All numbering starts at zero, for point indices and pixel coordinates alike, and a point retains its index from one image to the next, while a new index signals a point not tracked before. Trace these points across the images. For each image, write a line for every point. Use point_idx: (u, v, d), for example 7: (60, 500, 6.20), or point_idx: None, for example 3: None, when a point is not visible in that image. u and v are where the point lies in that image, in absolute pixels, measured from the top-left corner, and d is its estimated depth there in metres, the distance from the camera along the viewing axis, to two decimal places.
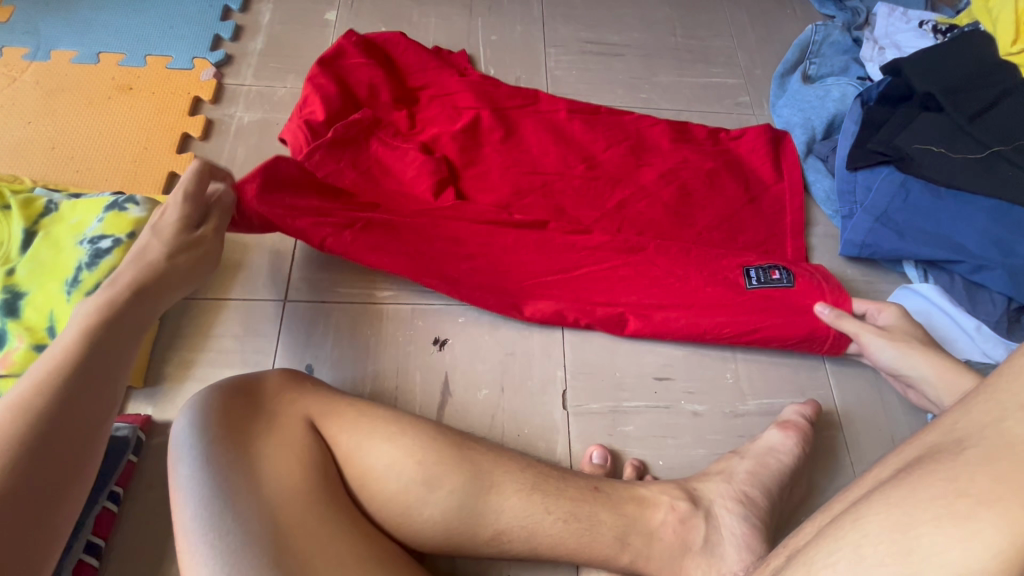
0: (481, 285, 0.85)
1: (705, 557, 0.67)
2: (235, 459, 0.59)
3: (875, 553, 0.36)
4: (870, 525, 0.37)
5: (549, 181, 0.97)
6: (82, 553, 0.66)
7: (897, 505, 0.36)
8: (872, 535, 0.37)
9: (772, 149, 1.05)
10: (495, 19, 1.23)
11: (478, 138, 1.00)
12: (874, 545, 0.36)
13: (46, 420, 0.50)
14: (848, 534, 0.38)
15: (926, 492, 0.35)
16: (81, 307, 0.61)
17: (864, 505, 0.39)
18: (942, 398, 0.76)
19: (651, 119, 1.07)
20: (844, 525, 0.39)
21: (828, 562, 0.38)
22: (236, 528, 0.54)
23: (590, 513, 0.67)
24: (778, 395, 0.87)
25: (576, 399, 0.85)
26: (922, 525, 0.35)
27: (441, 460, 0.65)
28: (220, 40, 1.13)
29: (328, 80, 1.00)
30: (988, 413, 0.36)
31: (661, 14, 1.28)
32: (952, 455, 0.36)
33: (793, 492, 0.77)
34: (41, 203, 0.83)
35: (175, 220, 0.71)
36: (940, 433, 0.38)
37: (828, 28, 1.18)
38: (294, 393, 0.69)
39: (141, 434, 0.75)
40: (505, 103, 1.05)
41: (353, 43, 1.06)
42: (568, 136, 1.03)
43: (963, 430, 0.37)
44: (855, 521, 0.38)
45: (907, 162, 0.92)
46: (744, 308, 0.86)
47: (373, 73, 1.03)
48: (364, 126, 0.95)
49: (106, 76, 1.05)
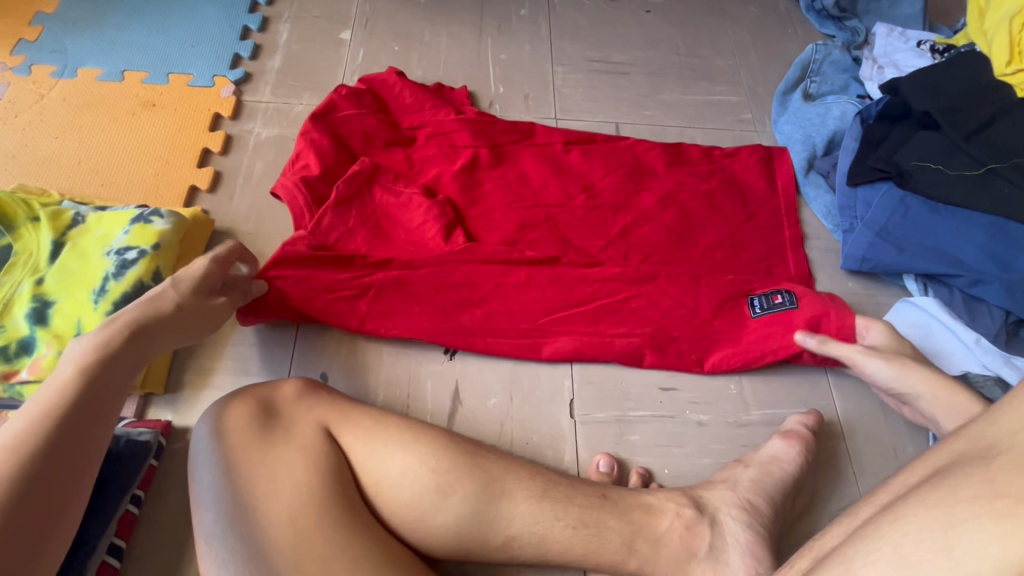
0: (503, 324, 0.88)
1: (711, 563, 0.69)
2: (256, 468, 0.62)
3: (916, 550, 0.38)
4: (908, 523, 0.40)
5: (552, 213, 0.99)
6: (105, 555, 0.68)
7: (937, 506, 0.40)
8: (911, 533, 0.39)
9: (767, 165, 1.08)
10: (505, 39, 1.27)
11: (480, 172, 1.03)
12: (915, 543, 0.39)
13: (37, 466, 0.53)
14: (887, 532, 0.40)
15: (963, 493, 0.39)
16: (79, 346, 0.64)
17: (901, 507, 0.42)
18: (939, 414, 0.78)
19: (647, 143, 1.09)
20: (882, 526, 0.41)
21: (867, 560, 0.40)
22: (257, 533, 0.58)
23: (598, 520, 0.68)
24: (780, 406, 0.89)
25: (583, 408, 0.87)
26: (961, 523, 0.38)
27: (454, 468, 0.67)
28: (239, 59, 1.17)
29: (322, 134, 1.00)
30: (1016, 422, 0.41)
31: (665, 34, 1.32)
32: (986, 462, 0.40)
33: (796, 500, 0.79)
34: (69, 215, 0.87)
35: (193, 279, 0.73)
36: (970, 442, 0.44)
37: (828, 47, 1.22)
38: (311, 401, 0.71)
39: (163, 438, 0.77)
40: (501, 141, 1.07)
41: (343, 96, 1.07)
42: (574, 155, 1.07)
43: (993, 438, 0.42)
44: (895, 521, 0.41)
45: (905, 178, 0.94)
46: (751, 335, 0.89)
47: (367, 122, 1.04)
48: (361, 182, 0.95)
49: (131, 93, 1.09)
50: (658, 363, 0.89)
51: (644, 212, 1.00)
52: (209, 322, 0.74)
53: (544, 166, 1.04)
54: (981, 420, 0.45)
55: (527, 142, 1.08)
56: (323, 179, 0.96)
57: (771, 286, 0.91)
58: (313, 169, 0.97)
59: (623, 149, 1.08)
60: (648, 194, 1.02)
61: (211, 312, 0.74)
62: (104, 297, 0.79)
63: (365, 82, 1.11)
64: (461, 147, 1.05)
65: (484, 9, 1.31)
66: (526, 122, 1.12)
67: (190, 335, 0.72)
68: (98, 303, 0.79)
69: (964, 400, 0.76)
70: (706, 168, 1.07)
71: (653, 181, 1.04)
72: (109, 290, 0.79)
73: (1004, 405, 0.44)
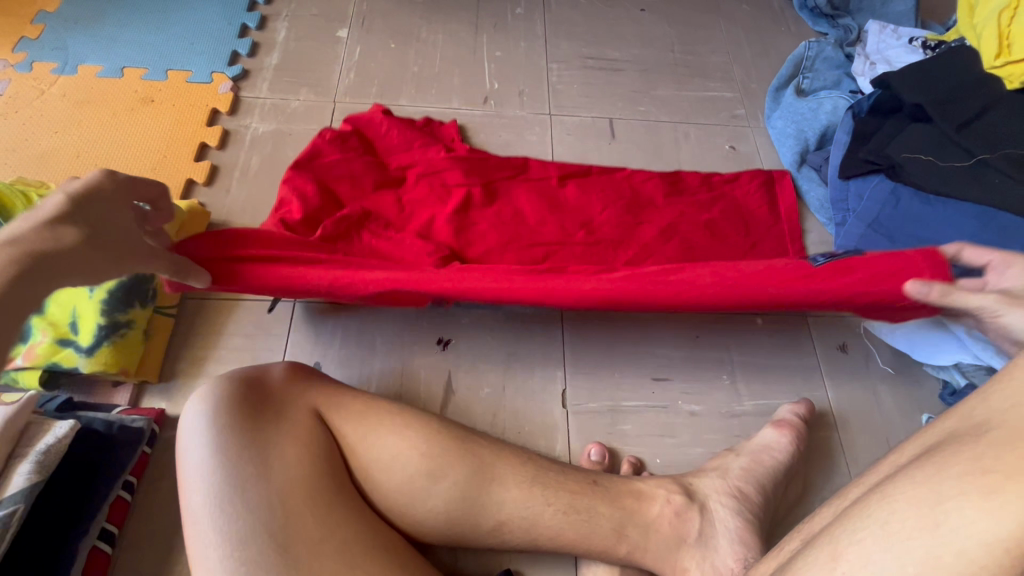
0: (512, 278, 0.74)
1: (699, 549, 0.69)
2: (243, 450, 0.62)
3: (904, 527, 0.37)
4: (896, 501, 0.39)
5: (552, 252, 0.95)
6: (96, 540, 0.68)
7: (924, 482, 0.38)
8: (899, 511, 0.38)
9: (768, 195, 1.06)
10: (500, 36, 1.28)
11: (473, 212, 0.99)
12: (902, 520, 0.38)
13: None
14: (875, 510, 0.39)
15: (953, 469, 0.38)
16: None
17: (891, 485, 0.40)
18: None
19: (644, 173, 1.07)
20: (870, 504, 0.40)
21: (855, 538, 0.39)
22: (247, 514, 0.58)
23: (588, 505, 0.68)
24: (773, 395, 0.89)
25: (576, 398, 0.87)
26: (948, 500, 0.37)
27: (445, 452, 0.67)
28: (237, 56, 1.19)
29: (309, 179, 0.96)
30: (1006, 400, 0.40)
31: (659, 31, 1.33)
32: (976, 437, 0.39)
33: (788, 489, 0.79)
34: None
35: (89, 202, 0.58)
36: (960, 420, 0.42)
37: (821, 44, 1.22)
38: (302, 386, 0.71)
39: (156, 426, 0.77)
40: (493, 179, 1.04)
41: (327, 139, 1.03)
42: (571, 190, 1.04)
43: (983, 417, 0.41)
44: (882, 499, 0.40)
45: (896, 170, 0.95)
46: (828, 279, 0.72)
47: (355, 167, 1.00)
48: (348, 229, 0.91)
49: (129, 89, 1.10)
50: (728, 302, 0.74)
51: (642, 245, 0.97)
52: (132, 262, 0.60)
53: (538, 200, 1.02)
54: (972, 399, 0.43)
55: (519, 180, 1.04)
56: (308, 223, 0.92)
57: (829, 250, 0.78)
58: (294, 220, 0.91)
59: (620, 182, 1.06)
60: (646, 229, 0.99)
61: (124, 248, 0.59)
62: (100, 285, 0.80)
63: (349, 121, 1.08)
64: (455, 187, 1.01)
65: (480, 8, 1.33)
66: (519, 155, 1.10)
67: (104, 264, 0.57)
68: (93, 291, 0.79)
69: None
70: (707, 194, 1.05)
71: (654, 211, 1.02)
72: None
73: (994, 384, 0.43)
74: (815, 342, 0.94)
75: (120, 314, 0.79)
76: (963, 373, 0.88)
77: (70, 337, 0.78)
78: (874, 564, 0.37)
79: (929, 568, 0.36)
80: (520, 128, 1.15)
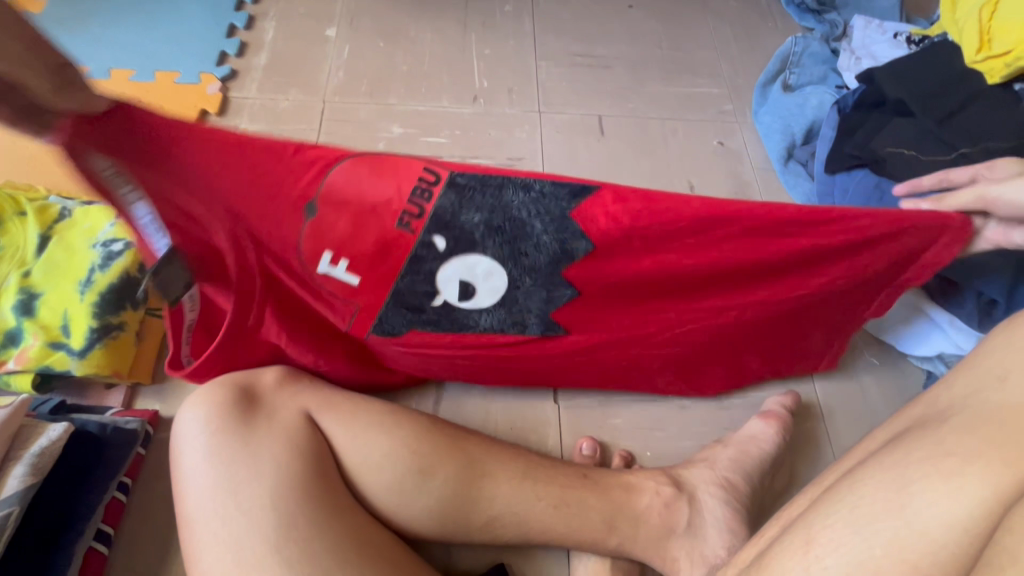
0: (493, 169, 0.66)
1: (688, 539, 0.70)
2: (237, 454, 0.63)
3: (871, 511, 0.38)
4: (866, 485, 0.39)
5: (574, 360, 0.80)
6: (92, 540, 0.68)
7: (892, 466, 0.39)
8: (867, 495, 0.38)
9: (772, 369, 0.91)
10: (489, 34, 1.29)
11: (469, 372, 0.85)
12: (870, 504, 0.38)
13: None
14: (845, 495, 0.40)
15: (917, 453, 0.39)
16: None
17: (860, 472, 0.41)
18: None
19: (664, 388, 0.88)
20: (842, 488, 0.41)
21: (827, 523, 0.39)
22: (242, 515, 0.59)
23: (578, 499, 0.70)
24: (761, 388, 0.91)
25: (567, 393, 0.88)
26: (914, 484, 0.37)
27: (435, 451, 0.68)
28: (226, 56, 1.19)
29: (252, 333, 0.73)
30: (969, 385, 0.42)
31: (647, 28, 1.34)
32: (939, 423, 0.41)
33: (775, 478, 0.80)
34: (55, 209, 0.87)
35: None
36: (925, 407, 0.44)
37: (808, 39, 1.23)
38: (294, 389, 0.71)
39: (150, 427, 0.78)
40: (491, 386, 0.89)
41: None
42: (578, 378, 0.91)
43: (946, 404, 0.42)
44: (852, 484, 0.40)
45: (880, 164, 0.96)
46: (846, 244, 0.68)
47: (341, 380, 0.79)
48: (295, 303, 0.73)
49: (116, 91, 1.10)
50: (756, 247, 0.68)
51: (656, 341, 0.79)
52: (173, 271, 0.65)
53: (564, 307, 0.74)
54: (936, 389, 0.45)
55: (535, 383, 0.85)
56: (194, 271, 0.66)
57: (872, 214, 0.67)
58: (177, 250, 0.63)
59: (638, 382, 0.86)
60: (666, 371, 0.84)
61: None
62: (90, 288, 0.80)
63: None
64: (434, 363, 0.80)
65: (468, 6, 1.33)
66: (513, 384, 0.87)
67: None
68: (85, 294, 0.79)
69: None
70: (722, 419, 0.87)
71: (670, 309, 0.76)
72: (95, 281, 0.80)
73: (957, 373, 0.45)
74: None
75: (112, 317, 0.80)
76: (945, 363, 0.90)
77: (62, 340, 0.78)
78: (845, 546, 0.37)
79: (894, 546, 0.36)
80: (510, 126, 1.15)
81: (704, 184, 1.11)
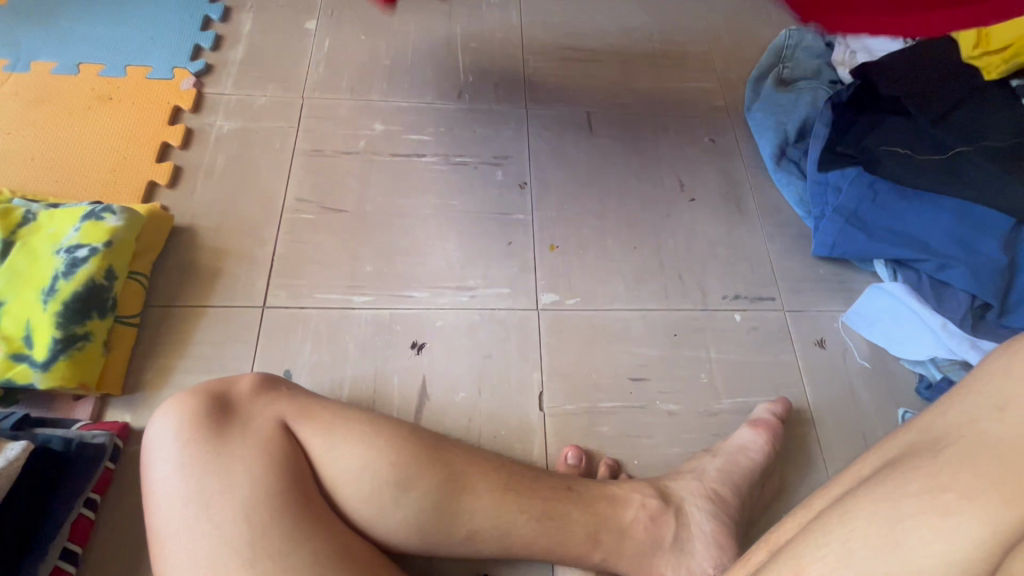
0: None
1: (675, 553, 0.69)
2: (208, 466, 0.60)
3: (863, 546, 0.35)
4: (857, 518, 0.37)
5: None
6: (58, 560, 0.66)
7: (884, 500, 0.37)
8: (859, 529, 0.36)
9: None
10: (475, 27, 1.25)
11: None
12: (862, 539, 0.36)
13: None
14: (835, 527, 0.37)
15: (910, 487, 0.36)
16: None
17: (852, 501, 0.38)
18: None
19: None
20: (832, 518, 0.38)
21: (817, 555, 0.37)
22: (212, 531, 0.56)
23: (563, 512, 0.68)
24: (751, 393, 0.89)
25: (553, 400, 0.86)
26: (907, 519, 0.35)
27: (416, 461, 0.66)
28: (200, 50, 1.14)
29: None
30: (964, 414, 0.39)
31: (638, 21, 1.30)
32: (933, 453, 0.38)
33: (764, 487, 0.78)
34: (19, 213, 0.84)
35: None
36: (918, 433, 0.41)
37: (802, 32, 1.20)
38: (269, 397, 0.69)
39: (119, 441, 0.75)
40: None
41: None
42: None
43: (941, 431, 0.39)
44: (843, 515, 0.38)
45: (874, 163, 0.94)
46: None
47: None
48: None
49: (86, 86, 1.06)
50: None
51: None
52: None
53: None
54: (931, 411, 0.42)
55: None
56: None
57: None
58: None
59: None
60: None
61: None
62: (54, 296, 0.77)
63: None
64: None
65: None
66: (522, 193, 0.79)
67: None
68: (48, 303, 0.77)
69: None
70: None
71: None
72: (59, 289, 0.78)
73: (953, 397, 0.41)
74: (792, 337, 0.94)
75: (76, 326, 0.77)
76: (937, 367, 0.87)
77: (25, 352, 0.75)
78: None
79: None
80: (496, 122, 1.12)
81: (695, 183, 1.08)
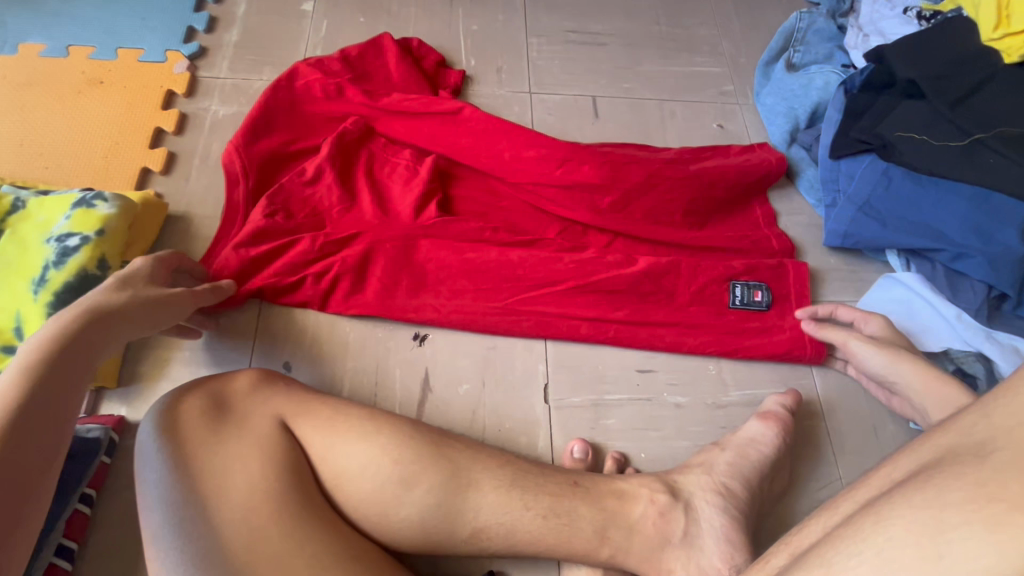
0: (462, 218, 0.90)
1: (684, 549, 0.67)
2: (202, 467, 0.58)
3: (901, 557, 0.34)
4: (895, 527, 0.35)
5: (525, 210, 0.93)
6: (53, 557, 0.65)
7: (924, 508, 0.35)
8: (897, 538, 0.34)
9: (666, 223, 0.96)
10: (477, 8, 1.21)
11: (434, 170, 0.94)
12: (900, 549, 0.34)
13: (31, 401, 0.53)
14: (869, 534, 0.36)
15: (953, 495, 0.34)
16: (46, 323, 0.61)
17: (887, 508, 0.36)
18: (930, 410, 0.76)
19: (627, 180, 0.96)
20: (864, 526, 0.37)
21: (848, 565, 0.35)
22: (207, 535, 0.54)
23: (569, 508, 0.66)
24: (760, 386, 0.87)
25: (558, 393, 0.84)
26: (951, 530, 0.33)
27: (417, 459, 0.64)
28: (193, 32, 1.11)
29: (396, 194, 0.92)
30: (1012, 416, 0.36)
31: (645, 3, 1.27)
32: (978, 459, 0.35)
33: (774, 482, 0.77)
34: (8, 200, 0.81)
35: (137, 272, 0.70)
36: (959, 436, 0.38)
37: (813, 15, 1.16)
38: (266, 394, 0.67)
39: (114, 435, 0.74)
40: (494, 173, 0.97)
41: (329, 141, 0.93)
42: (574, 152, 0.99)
43: (984, 434, 0.36)
44: (877, 523, 0.36)
45: (888, 149, 0.92)
46: (731, 325, 0.87)
47: (301, 69, 1.00)
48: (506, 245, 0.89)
49: (76, 70, 1.02)
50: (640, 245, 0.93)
51: (624, 225, 0.94)
52: (19, 461, 0.49)
53: (625, 269, 0.87)
54: (971, 412, 0.39)
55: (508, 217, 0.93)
56: (271, 254, 0.84)
57: (755, 281, 0.90)
58: (316, 308, 0.85)
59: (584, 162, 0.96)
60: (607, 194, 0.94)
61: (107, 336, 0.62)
62: (44, 287, 0.75)
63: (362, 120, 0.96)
64: (548, 290, 0.87)
65: None
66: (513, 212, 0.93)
67: (141, 331, 0.66)
68: (38, 294, 0.74)
69: (957, 398, 0.74)
70: (738, 153, 1.02)
71: (636, 160, 0.96)
72: (50, 280, 0.75)
73: (993, 397, 0.38)
74: None
75: None
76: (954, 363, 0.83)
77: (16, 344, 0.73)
78: None
79: None
80: (499, 107, 1.09)
81: None
